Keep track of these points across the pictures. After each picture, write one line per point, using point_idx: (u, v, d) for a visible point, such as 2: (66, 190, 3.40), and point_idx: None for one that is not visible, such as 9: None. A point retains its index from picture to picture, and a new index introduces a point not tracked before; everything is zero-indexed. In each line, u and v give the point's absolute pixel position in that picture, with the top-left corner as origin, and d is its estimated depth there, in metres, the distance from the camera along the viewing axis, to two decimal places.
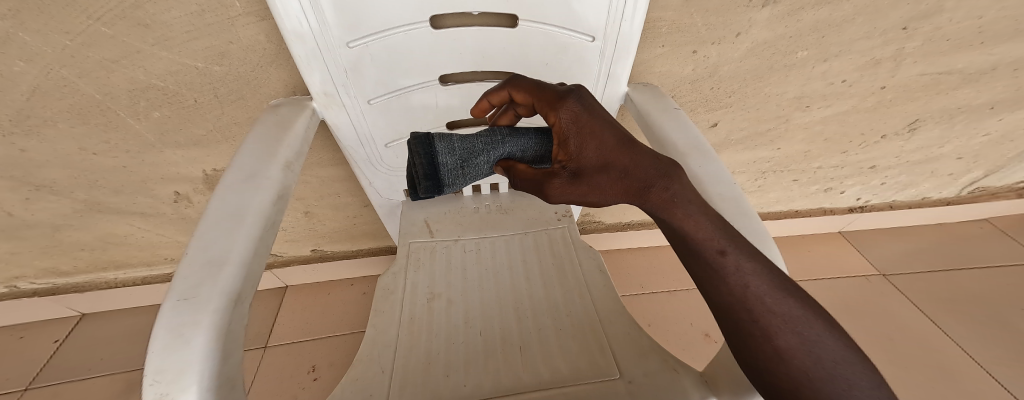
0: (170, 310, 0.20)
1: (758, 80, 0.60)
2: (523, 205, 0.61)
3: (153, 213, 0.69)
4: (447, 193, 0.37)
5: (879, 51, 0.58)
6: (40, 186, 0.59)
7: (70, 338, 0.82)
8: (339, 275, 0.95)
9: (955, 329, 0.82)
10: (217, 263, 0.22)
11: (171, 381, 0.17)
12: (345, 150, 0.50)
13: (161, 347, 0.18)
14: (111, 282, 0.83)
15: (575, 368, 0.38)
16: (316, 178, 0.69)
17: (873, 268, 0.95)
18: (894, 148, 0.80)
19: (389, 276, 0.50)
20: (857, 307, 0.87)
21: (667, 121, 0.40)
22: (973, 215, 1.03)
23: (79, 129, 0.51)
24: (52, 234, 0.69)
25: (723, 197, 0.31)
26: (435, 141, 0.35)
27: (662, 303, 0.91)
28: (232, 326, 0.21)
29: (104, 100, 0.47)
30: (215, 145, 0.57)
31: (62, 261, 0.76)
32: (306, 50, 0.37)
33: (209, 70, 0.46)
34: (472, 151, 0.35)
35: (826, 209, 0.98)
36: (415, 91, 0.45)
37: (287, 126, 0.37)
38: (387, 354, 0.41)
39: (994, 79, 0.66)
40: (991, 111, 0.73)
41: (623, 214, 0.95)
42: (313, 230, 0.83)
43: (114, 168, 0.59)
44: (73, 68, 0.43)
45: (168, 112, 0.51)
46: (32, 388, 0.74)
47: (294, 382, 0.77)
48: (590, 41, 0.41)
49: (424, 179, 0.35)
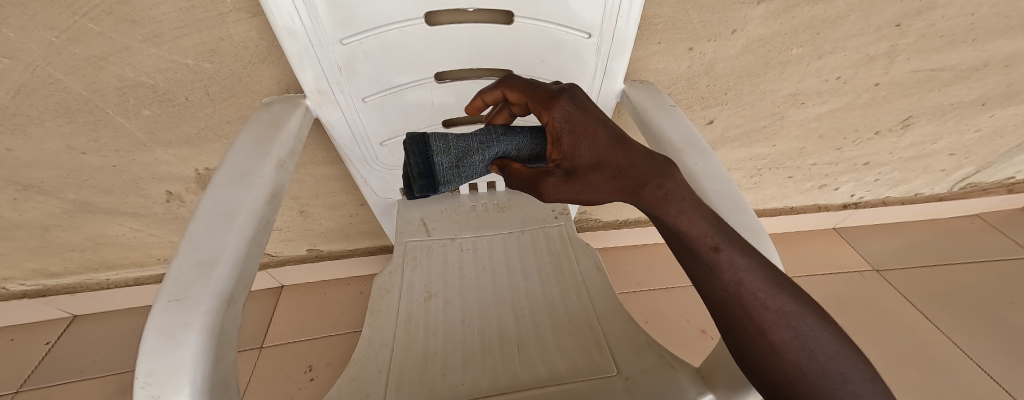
0: (161, 311, 0.19)
1: (753, 77, 0.60)
2: (519, 203, 0.61)
3: (144, 212, 0.68)
4: (443, 192, 0.37)
5: (872, 48, 0.59)
6: (28, 186, 0.58)
7: (61, 339, 0.81)
8: (335, 274, 0.94)
9: (946, 323, 0.84)
10: (208, 263, 0.22)
11: (162, 383, 0.17)
12: (340, 148, 0.49)
13: (150, 349, 0.18)
14: (103, 283, 0.82)
15: (572, 365, 0.38)
16: (311, 177, 0.69)
17: (866, 264, 0.96)
18: (887, 145, 0.81)
19: (385, 275, 0.50)
20: (851, 302, 0.88)
21: (663, 117, 0.40)
22: (964, 210, 1.04)
23: (67, 127, 0.50)
24: (41, 234, 0.68)
25: (719, 193, 0.31)
26: (430, 140, 0.35)
27: (659, 300, 0.91)
28: (225, 327, 0.20)
29: (92, 98, 0.47)
30: (207, 143, 0.56)
31: (51, 262, 0.75)
32: (299, 47, 0.36)
33: (200, 68, 0.46)
34: (467, 149, 0.34)
35: (820, 206, 0.99)
36: (410, 88, 0.44)
37: (280, 124, 0.37)
38: (383, 354, 0.40)
39: (985, 75, 0.67)
40: (983, 107, 0.74)
41: (619, 212, 0.95)
42: (308, 229, 0.82)
43: (103, 168, 0.58)
44: (60, 65, 0.42)
45: (159, 111, 0.50)
46: (23, 390, 0.73)
47: (291, 382, 0.77)
48: (586, 38, 0.41)
49: (419, 177, 0.36)
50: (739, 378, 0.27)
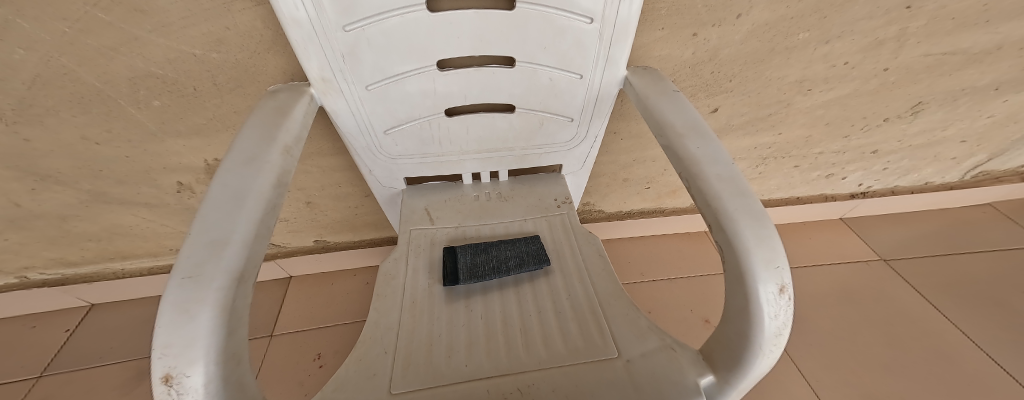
0: (176, 287, 0.20)
1: (759, 63, 0.59)
2: (522, 193, 0.62)
3: (157, 203, 0.70)
4: (459, 286, 0.48)
5: (882, 31, 0.58)
6: (45, 177, 0.60)
7: (81, 327, 0.84)
8: (341, 265, 0.96)
9: (952, 310, 0.83)
10: (220, 242, 0.22)
11: (179, 354, 0.18)
12: (345, 137, 0.50)
13: (167, 322, 0.19)
14: (118, 273, 0.85)
15: (572, 348, 0.39)
16: (316, 168, 0.70)
17: (873, 253, 0.95)
18: (896, 132, 0.80)
19: (390, 261, 0.51)
20: (858, 292, 0.88)
21: (666, 103, 0.40)
22: (976, 199, 1.02)
23: (81, 118, 0.51)
24: (59, 224, 0.70)
25: (721, 177, 0.31)
26: (460, 281, 0.47)
27: (662, 290, 0.91)
28: (236, 304, 0.21)
29: (104, 89, 0.48)
30: (214, 134, 0.57)
31: (68, 252, 0.77)
32: (304, 34, 0.37)
33: (207, 58, 0.46)
34: (485, 288, 0.48)
35: (827, 196, 0.97)
36: (412, 76, 0.44)
37: (286, 112, 0.37)
38: (389, 336, 0.41)
39: (998, 59, 0.65)
40: (996, 92, 0.72)
41: (623, 204, 0.94)
42: (315, 221, 0.84)
43: (118, 159, 0.59)
44: (73, 56, 0.43)
45: (168, 101, 0.51)
46: (46, 375, 0.76)
47: (300, 369, 0.79)
48: (588, 23, 0.41)
49: (449, 278, 0.47)
50: (747, 341, 0.27)
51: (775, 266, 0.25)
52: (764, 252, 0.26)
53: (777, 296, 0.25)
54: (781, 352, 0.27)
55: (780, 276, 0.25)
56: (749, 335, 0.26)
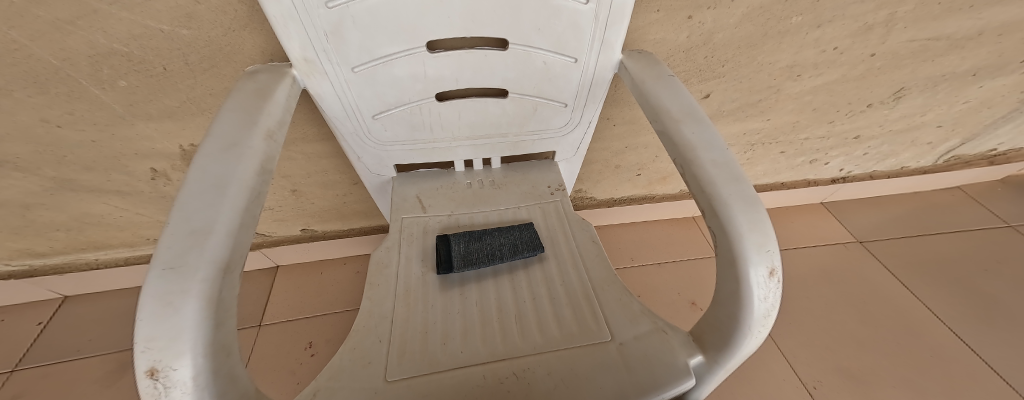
0: (156, 279, 0.19)
1: (753, 48, 0.59)
2: (516, 180, 0.61)
3: (130, 191, 0.66)
4: (453, 274, 0.48)
5: (871, 16, 0.58)
6: (3, 162, 0.56)
7: (54, 320, 0.81)
8: (330, 254, 0.94)
9: (921, 289, 0.88)
10: (202, 233, 0.21)
11: (164, 348, 0.17)
12: (331, 122, 0.48)
13: (150, 316, 0.18)
14: (91, 263, 0.81)
15: (566, 333, 0.40)
16: (301, 155, 0.67)
17: (851, 236, 0.99)
18: (879, 117, 0.82)
19: (382, 250, 0.50)
20: (835, 273, 0.92)
21: (662, 88, 0.40)
22: (946, 183, 1.07)
23: (39, 99, 0.47)
24: (23, 213, 0.66)
25: (716, 162, 0.31)
26: (454, 269, 0.46)
27: (651, 275, 0.93)
28: (224, 296, 0.20)
29: (63, 67, 0.44)
30: (189, 117, 0.54)
31: (36, 242, 0.73)
32: (283, 10, 0.34)
33: (176, 35, 0.43)
34: (479, 276, 0.47)
35: (810, 181, 1.00)
36: (401, 58, 0.42)
37: (267, 95, 0.35)
38: (383, 325, 0.41)
39: (978, 44, 0.67)
40: (974, 78, 0.75)
41: (614, 190, 0.95)
42: (301, 209, 0.81)
43: (83, 143, 0.55)
44: (24, 29, 0.39)
45: (136, 81, 0.48)
46: (19, 370, 0.73)
47: (292, 357, 0.78)
48: (583, 4, 0.39)
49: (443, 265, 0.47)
50: (737, 323, 0.27)
51: (766, 250, 0.26)
52: (756, 237, 0.26)
53: (767, 278, 0.26)
54: (768, 332, 0.27)
55: (770, 259, 0.26)
56: (740, 317, 0.27)
